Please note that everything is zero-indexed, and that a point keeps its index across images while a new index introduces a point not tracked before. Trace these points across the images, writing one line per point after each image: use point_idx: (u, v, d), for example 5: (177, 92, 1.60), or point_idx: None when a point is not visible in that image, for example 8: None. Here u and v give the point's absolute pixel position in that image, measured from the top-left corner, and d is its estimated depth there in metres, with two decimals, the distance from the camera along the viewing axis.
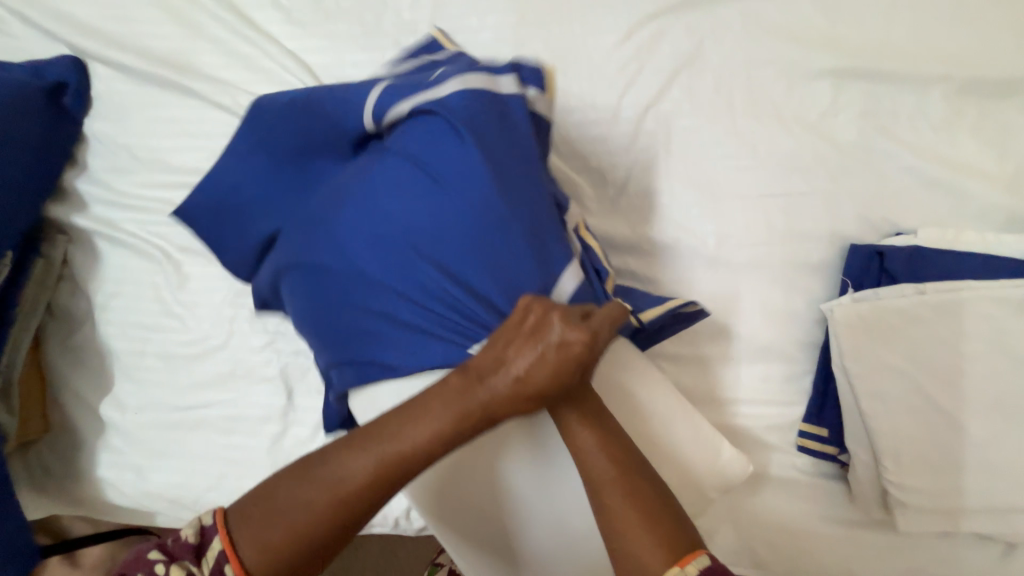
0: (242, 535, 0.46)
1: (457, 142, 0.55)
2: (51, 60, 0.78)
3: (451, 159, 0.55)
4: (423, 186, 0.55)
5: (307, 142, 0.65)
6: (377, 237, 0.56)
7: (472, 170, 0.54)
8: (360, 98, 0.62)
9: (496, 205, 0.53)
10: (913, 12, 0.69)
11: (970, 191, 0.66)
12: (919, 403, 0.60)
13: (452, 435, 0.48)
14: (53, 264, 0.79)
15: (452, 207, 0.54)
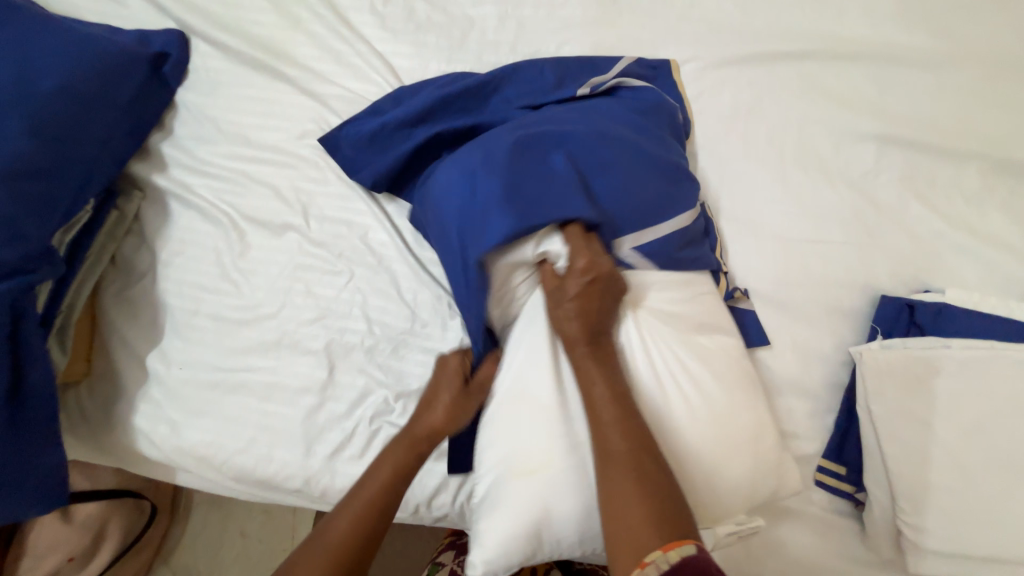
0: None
1: (618, 122, 0.70)
2: (158, 32, 0.84)
3: (600, 124, 0.68)
4: (581, 129, 0.67)
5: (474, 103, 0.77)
6: (526, 148, 0.63)
7: (630, 145, 0.67)
8: (536, 70, 0.78)
9: (637, 155, 0.66)
10: (958, 93, 0.75)
11: (998, 261, 0.70)
12: (940, 452, 0.63)
13: (402, 479, 0.63)
14: (125, 217, 0.83)
15: (607, 141, 0.66)
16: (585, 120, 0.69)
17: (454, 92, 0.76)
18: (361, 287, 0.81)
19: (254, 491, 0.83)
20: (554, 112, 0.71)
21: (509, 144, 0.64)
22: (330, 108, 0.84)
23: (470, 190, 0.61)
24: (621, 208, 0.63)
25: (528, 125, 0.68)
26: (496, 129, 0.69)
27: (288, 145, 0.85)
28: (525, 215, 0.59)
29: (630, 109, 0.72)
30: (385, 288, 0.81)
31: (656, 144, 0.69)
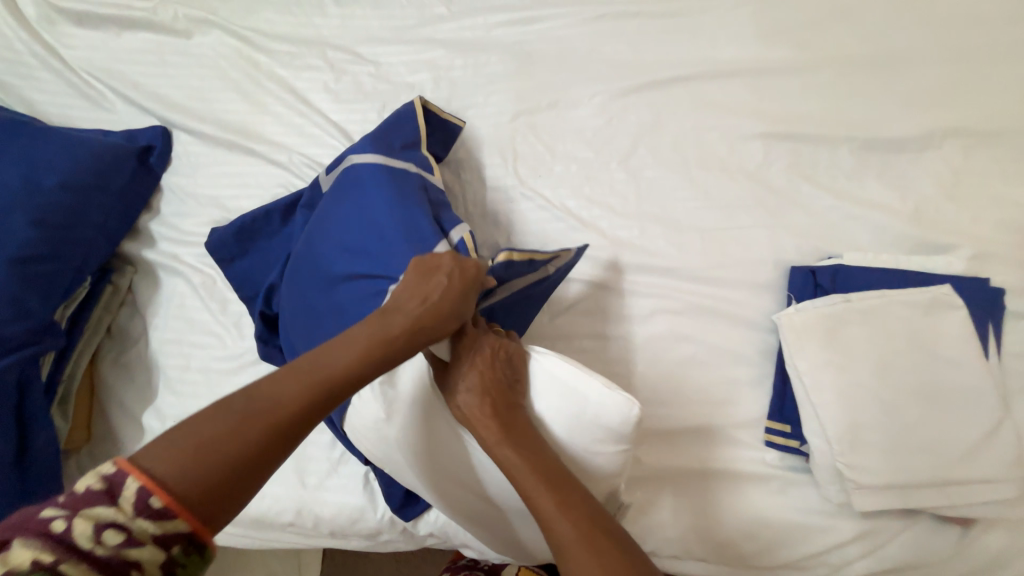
0: (168, 458, 0.43)
1: (323, 210, 0.77)
2: (144, 129, 0.97)
3: (329, 222, 0.75)
4: (327, 241, 0.73)
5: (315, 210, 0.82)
6: (328, 278, 0.72)
7: (339, 239, 0.72)
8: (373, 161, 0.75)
9: (364, 265, 0.69)
10: (821, 91, 0.89)
11: (881, 223, 0.82)
12: (860, 393, 0.70)
13: (369, 361, 0.55)
14: (119, 290, 0.92)
15: (326, 243, 0.74)
16: (343, 224, 0.73)
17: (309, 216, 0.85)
18: None
19: (249, 534, 0.86)
20: (334, 215, 0.74)
21: (323, 265, 0.73)
22: (295, 173, 0.97)
23: (292, 315, 0.77)
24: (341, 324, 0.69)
25: (333, 236, 0.73)
26: (316, 242, 0.75)
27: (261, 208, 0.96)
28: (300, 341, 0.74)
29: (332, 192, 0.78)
30: None
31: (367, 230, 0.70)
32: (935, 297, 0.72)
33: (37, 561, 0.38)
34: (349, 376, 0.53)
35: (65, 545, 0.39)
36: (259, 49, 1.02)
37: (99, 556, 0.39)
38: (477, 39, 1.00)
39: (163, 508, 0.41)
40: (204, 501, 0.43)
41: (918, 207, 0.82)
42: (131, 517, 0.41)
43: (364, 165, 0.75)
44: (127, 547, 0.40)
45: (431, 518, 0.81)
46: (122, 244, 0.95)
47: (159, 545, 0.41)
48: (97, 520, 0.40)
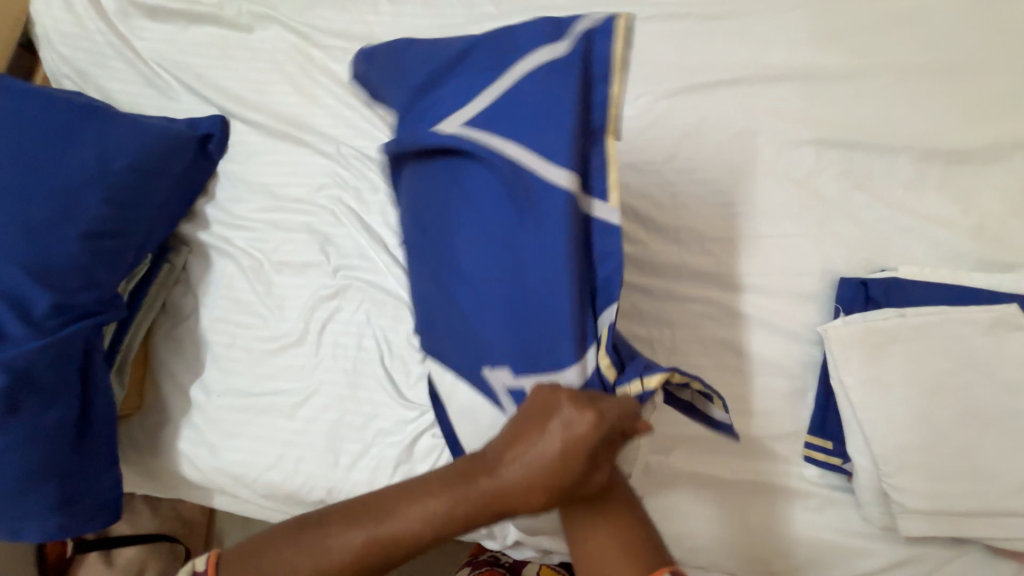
0: (252, 569, 0.61)
1: (459, 192, 0.64)
2: (205, 117, 1.02)
3: (466, 217, 0.64)
4: (453, 200, 0.65)
5: (437, 173, 0.67)
6: (451, 267, 0.68)
7: (473, 249, 0.64)
8: (520, 97, 0.58)
9: (496, 296, 0.63)
10: (881, 98, 0.86)
11: (940, 237, 0.78)
12: (911, 413, 0.66)
13: (450, 526, 0.59)
14: (174, 268, 0.97)
15: (459, 238, 0.66)
16: (476, 185, 0.62)
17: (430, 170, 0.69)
18: (370, 311, 0.92)
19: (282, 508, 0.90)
20: (464, 170, 0.63)
21: (451, 256, 0.67)
22: (342, 164, 1.00)
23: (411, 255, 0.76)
24: (458, 293, 0.67)
25: (469, 244, 0.64)
26: (441, 191, 0.67)
27: (308, 196, 1.00)
28: (418, 283, 0.75)
29: (471, 176, 0.63)
30: (393, 310, 0.91)
31: (509, 268, 0.61)
32: (999, 316, 0.68)
33: None
34: (422, 535, 0.59)
35: None
36: (314, 44, 1.06)
37: None
38: None
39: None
40: None
41: (982, 223, 0.78)
42: None
43: (516, 99, 0.58)
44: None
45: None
46: (180, 225, 1.00)
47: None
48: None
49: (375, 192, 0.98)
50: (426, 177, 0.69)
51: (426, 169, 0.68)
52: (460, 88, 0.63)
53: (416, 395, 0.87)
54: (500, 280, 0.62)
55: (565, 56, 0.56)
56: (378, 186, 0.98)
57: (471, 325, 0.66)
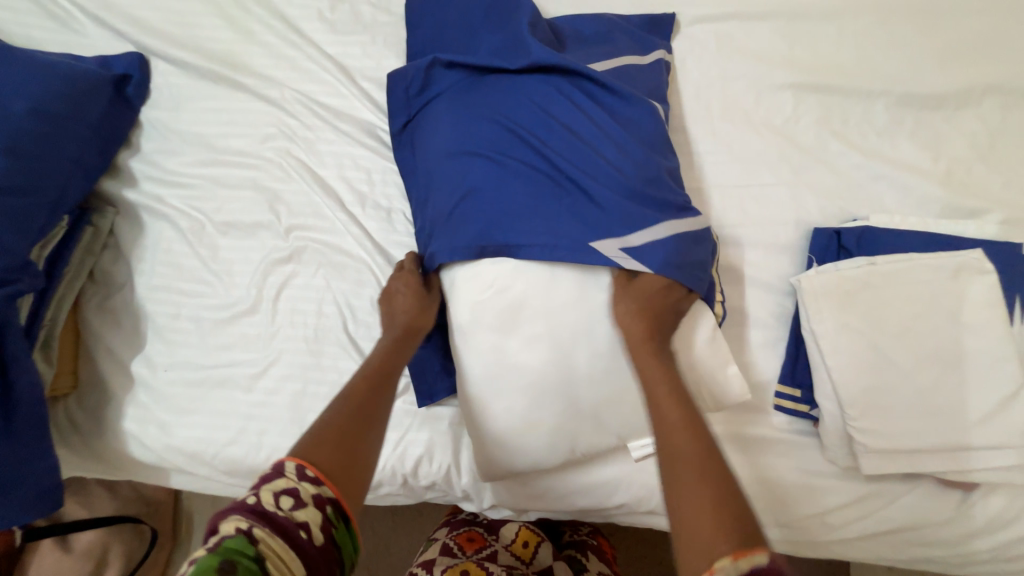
0: (302, 447, 0.53)
1: (565, 105, 0.72)
2: (119, 55, 0.88)
3: (580, 125, 0.71)
4: (548, 108, 0.72)
5: (535, 89, 0.73)
6: (564, 166, 0.69)
7: (589, 149, 0.70)
8: (629, 65, 0.79)
9: (619, 183, 0.68)
10: (861, 39, 0.82)
11: (911, 185, 0.78)
12: (878, 359, 0.68)
13: (394, 352, 0.70)
14: (100, 232, 0.86)
15: (575, 139, 0.70)
16: (588, 107, 0.73)
17: (517, 88, 0.73)
18: (329, 276, 0.85)
19: (247, 484, 0.85)
20: (571, 94, 0.73)
21: (564, 155, 0.69)
22: (289, 112, 0.89)
23: (466, 154, 0.71)
24: (546, 184, 0.68)
25: (583, 144, 0.70)
26: (527, 99, 0.73)
27: (252, 148, 0.89)
28: (473, 179, 0.70)
29: (575, 96, 0.73)
30: (356, 273, 0.85)
31: (632, 162, 0.70)
32: (962, 263, 0.69)
33: (239, 526, 0.45)
34: (384, 363, 0.68)
35: (255, 511, 0.47)
36: None
37: (281, 518, 0.47)
38: None
39: (315, 477, 0.50)
40: (341, 471, 0.53)
41: (951, 170, 0.78)
42: (298, 480, 0.49)
43: (636, 73, 0.79)
44: (289, 519, 0.47)
45: (432, 473, 0.80)
46: (102, 182, 0.88)
47: (314, 508, 0.49)
48: (276, 490, 0.48)
49: (328, 143, 0.89)
50: (516, 92, 0.73)
51: (513, 83, 0.74)
52: (601, 53, 0.79)
53: None
54: (599, 175, 0.69)
55: (650, 55, 0.82)
56: (331, 137, 0.89)
57: (566, 208, 0.67)
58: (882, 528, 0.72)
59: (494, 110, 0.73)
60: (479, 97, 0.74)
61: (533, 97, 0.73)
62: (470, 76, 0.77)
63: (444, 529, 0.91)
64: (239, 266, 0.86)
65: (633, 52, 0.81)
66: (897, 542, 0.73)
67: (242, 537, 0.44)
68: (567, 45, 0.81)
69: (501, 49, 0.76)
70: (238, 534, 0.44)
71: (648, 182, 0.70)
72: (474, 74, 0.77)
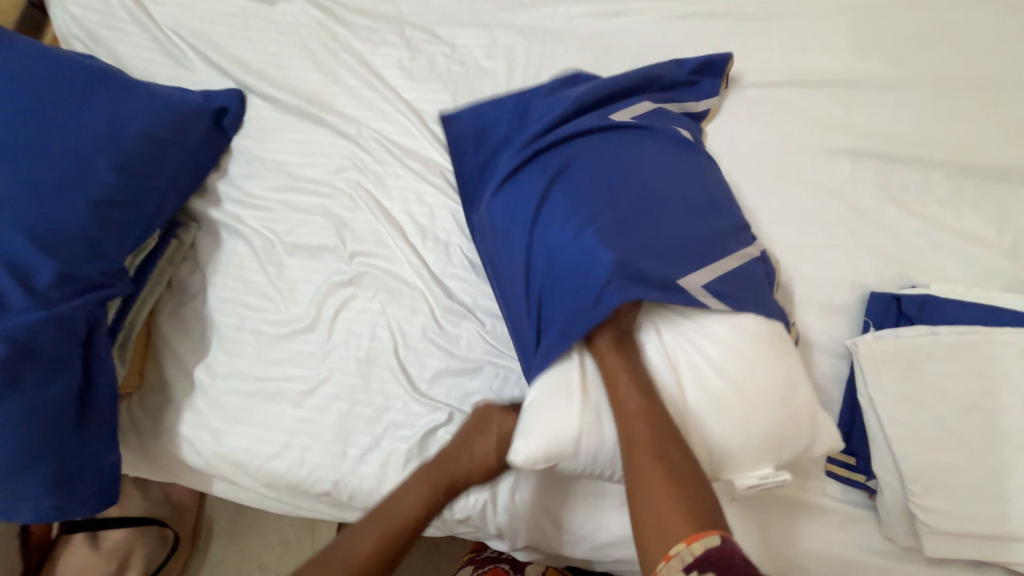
0: None
1: (626, 154, 0.73)
2: (221, 90, 0.98)
3: (642, 170, 0.72)
4: (610, 160, 0.72)
5: (593, 146, 0.74)
6: (646, 214, 0.68)
7: (661, 192, 0.70)
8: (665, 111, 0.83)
9: (691, 222, 0.70)
10: (920, 111, 0.84)
11: (974, 255, 0.77)
12: (942, 433, 0.65)
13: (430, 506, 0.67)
14: (183, 245, 0.94)
15: (645, 185, 0.70)
16: (644, 152, 0.74)
17: (573, 148, 0.75)
18: (385, 301, 0.89)
19: (285, 498, 0.87)
20: (623, 140, 0.75)
21: (641, 200, 0.69)
22: (363, 147, 0.97)
23: (553, 233, 0.69)
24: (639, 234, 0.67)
25: (653, 186, 0.71)
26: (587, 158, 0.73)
27: (326, 178, 0.97)
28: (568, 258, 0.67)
29: (631, 144, 0.75)
30: (411, 301, 0.88)
31: (698, 202, 0.72)
32: None
33: None
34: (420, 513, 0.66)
35: None
36: (338, 21, 1.03)
37: None
38: (555, 29, 0.99)
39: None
40: None
41: (1017, 243, 0.77)
42: None
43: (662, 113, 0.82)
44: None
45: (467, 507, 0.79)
46: (190, 200, 0.97)
47: None
48: None
49: (396, 178, 0.95)
50: (575, 153, 0.74)
51: (564, 149, 0.75)
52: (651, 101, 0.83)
53: (430, 389, 0.84)
54: (675, 217, 0.69)
55: (687, 104, 0.86)
56: (400, 173, 0.95)
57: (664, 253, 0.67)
58: None
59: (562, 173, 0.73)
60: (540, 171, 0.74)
61: (594, 153, 0.73)
62: (525, 150, 0.77)
63: (469, 568, 0.89)
64: (302, 285, 0.92)
65: (666, 100, 0.85)
66: None
67: None
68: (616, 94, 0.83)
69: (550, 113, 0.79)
70: None
71: (715, 218, 0.73)
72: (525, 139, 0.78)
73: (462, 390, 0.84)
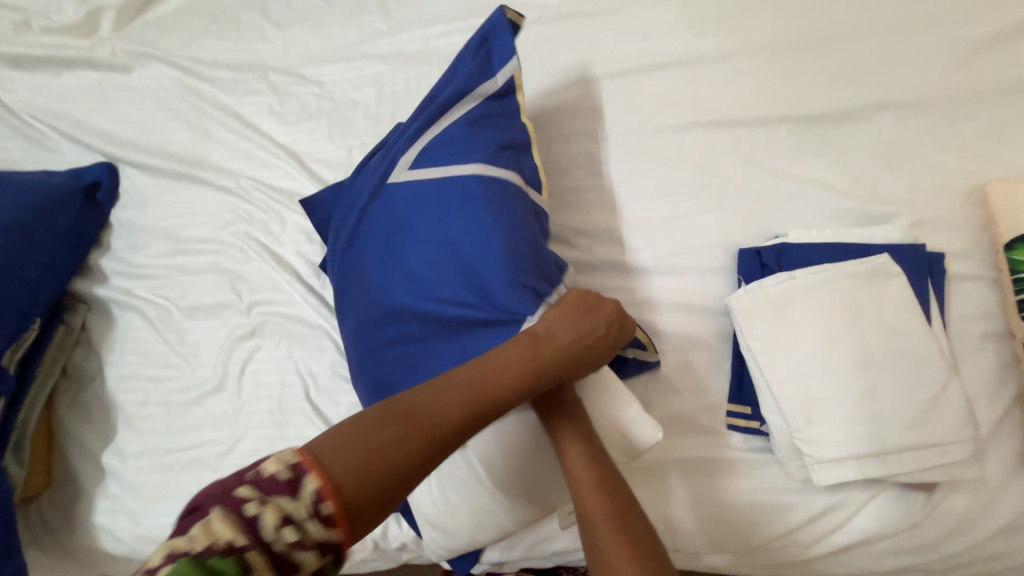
0: (330, 456, 0.46)
1: (411, 215, 0.72)
2: (89, 166, 0.96)
3: (428, 231, 0.70)
4: (395, 224, 0.73)
5: (383, 207, 0.74)
6: (425, 287, 0.68)
7: (441, 258, 0.68)
8: (450, 126, 0.75)
9: (479, 284, 0.66)
10: (756, 74, 0.90)
11: (823, 198, 0.83)
12: (814, 369, 0.70)
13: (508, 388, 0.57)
14: (72, 329, 0.91)
15: (427, 250, 0.69)
16: (432, 207, 0.71)
17: (369, 212, 0.76)
18: (290, 346, 0.88)
19: None
20: (410, 195, 0.73)
21: (421, 271, 0.69)
22: (245, 198, 0.97)
23: (367, 318, 0.73)
24: (458, 307, 0.66)
25: (433, 249, 0.69)
26: (407, 230, 0.71)
27: (213, 235, 0.96)
28: (407, 355, 0.69)
29: (417, 200, 0.72)
30: (316, 342, 0.88)
31: (484, 261, 0.66)
32: (875, 268, 0.72)
33: (230, 542, 0.38)
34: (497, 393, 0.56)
35: (250, 524, 0.40)
36: (200, 77, 1.02)
37: (275, 550, 0.39)
38: (417, 52, 1.02)
39: (330, 518, 0.43)
40: (366, 507, 0.45)
41: (857, 180, 0.84)
42: (306, 518, 0.41)
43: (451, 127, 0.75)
44: (287, 550, 0.40)
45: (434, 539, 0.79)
46: (74, 284, 0.94)
47: (315, 555, 0.41)
48: (283, 510, 0.41)
49: (284, 222, 0.95)
50: (369, 215, 0.76)
51: (365, 222, 0.76)
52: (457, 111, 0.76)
53: None
54: (458, 284, 0.67)
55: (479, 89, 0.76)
56: (287, 217, 0.95)
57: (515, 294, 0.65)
58: (853, 540, 0.71)
59: (358, 241, 0.76)
60: (358, 262, 0.75)
61: (384, 215, 0.74)
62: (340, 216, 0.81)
63: None
64: (207, 346, 0.90)
65: (455, 99, 0.75)
66: (876, 553, 0.72)
67: (231, 560, 0.37)
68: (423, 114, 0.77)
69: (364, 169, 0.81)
70: (220, 552, 0.37)
71: (511, 271, 0.65)
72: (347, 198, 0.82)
73: None
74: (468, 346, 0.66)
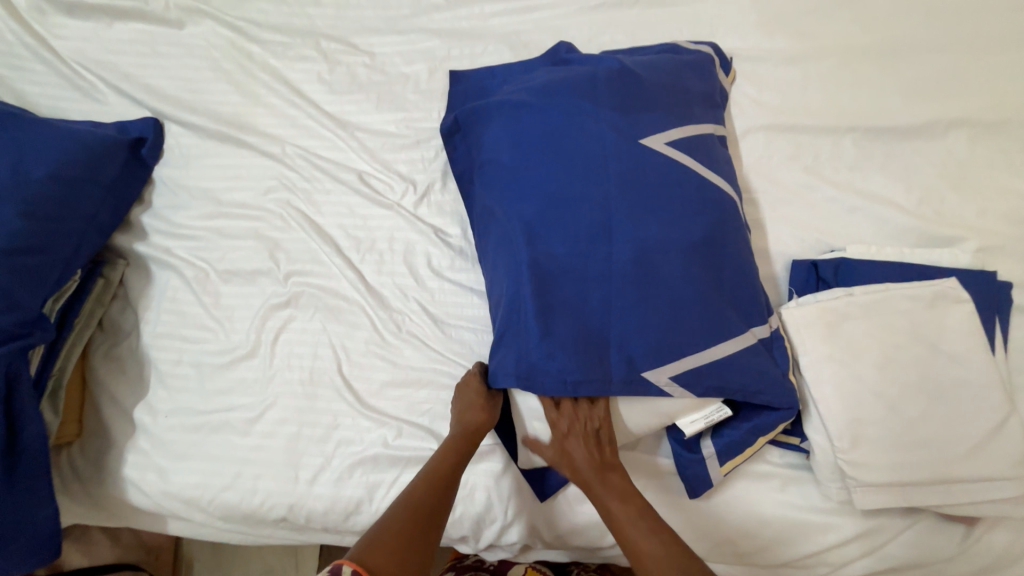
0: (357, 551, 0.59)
1: (613, 165, 0.71)
2: (135, 120, 0.95)
3: (626, 190, 0.70)
4: (591, 165, 0.71)
5: (585, 140, 0.72)
6: (613, 242, 0.68)
7: (639, 222, 0.68)
8: (664, 120, 0.75)
9: (670, 262, 0.67)
10: (826, 79, 0.86)
11: (885, 216, 0.80)
12: (866, 391, 0.67)
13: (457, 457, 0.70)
14: (110, 283, 0.91)
15: (617, 209, 0.69)
16: (638, 170, 0.71)
17: (565, 135, 0.73)
18: (325, 319, 0.88)
19: (244, 528, 0.86)
20: (613, 146, 0.72)
21: (611, 227, 0.69)
22: (288, 165, 0.95)
23: (535, 243, 0.70)
24: (644, 274, 0.67)
25: (627, 215, 0.69)
26: (603, 166, 0.71)
27: (255, 201, 0.95)
28: (574, 298, 0.67)
29: (621, 139, 0.72)
30: (353, 317, 0.88)
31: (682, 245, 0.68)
32: (938, 293, 0.70)
33: None
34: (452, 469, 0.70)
35: None
36: (250, 39, 1.01)
37: None
38: (472, 29, 0.99)
39: None
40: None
41: (924, 199, 0.81)
42: None
43: (651, 83, 0.78)
44: None
45: (458, 522, 0.78)
46: (115, 239, 0.94)
47: None
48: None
49: (327, 194, 0.94)
50: (566, 139, 0.73)
51: (555, 146, 0.73)
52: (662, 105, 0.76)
53: (378, 403, 0.84)
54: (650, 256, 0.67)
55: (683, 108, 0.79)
56: (329, 188, 0.94)
57: (643, 322, 0.66)
58: (886, 567, 0.70)
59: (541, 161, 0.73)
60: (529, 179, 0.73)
61: (587, 148, 0.72)
62: (511, 123, 0.77)
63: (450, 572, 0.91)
64: (244, 311, 0.90)
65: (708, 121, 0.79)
66: None
67: None
68: (636, 85, 0.76)
69: (559, 87, 0.76)
70: None
71: (709, 264, 0.68)
72: (538, 105, 0.76)
73: (409, 399, 0.84)
74: (646, 317, 0.66)
